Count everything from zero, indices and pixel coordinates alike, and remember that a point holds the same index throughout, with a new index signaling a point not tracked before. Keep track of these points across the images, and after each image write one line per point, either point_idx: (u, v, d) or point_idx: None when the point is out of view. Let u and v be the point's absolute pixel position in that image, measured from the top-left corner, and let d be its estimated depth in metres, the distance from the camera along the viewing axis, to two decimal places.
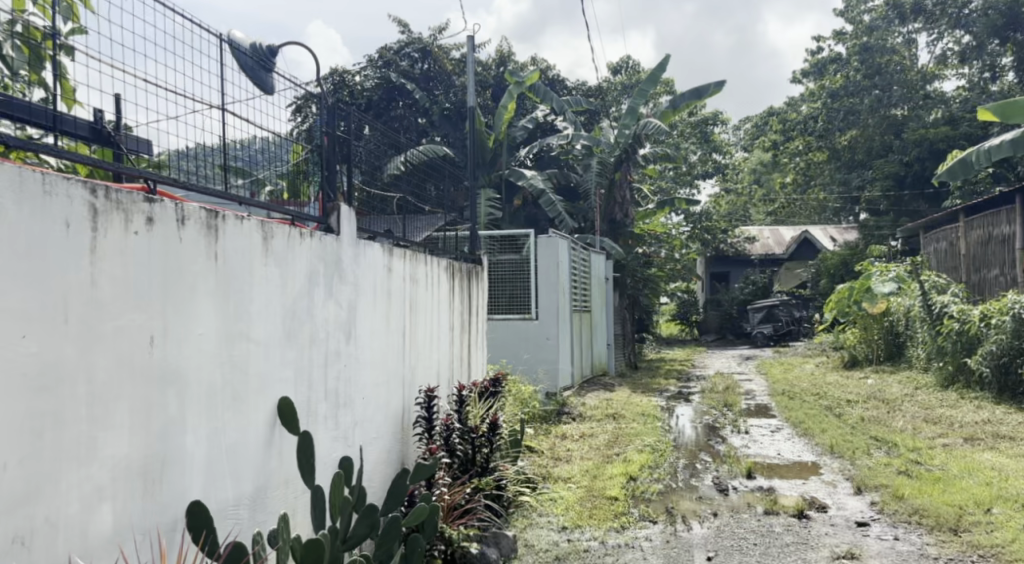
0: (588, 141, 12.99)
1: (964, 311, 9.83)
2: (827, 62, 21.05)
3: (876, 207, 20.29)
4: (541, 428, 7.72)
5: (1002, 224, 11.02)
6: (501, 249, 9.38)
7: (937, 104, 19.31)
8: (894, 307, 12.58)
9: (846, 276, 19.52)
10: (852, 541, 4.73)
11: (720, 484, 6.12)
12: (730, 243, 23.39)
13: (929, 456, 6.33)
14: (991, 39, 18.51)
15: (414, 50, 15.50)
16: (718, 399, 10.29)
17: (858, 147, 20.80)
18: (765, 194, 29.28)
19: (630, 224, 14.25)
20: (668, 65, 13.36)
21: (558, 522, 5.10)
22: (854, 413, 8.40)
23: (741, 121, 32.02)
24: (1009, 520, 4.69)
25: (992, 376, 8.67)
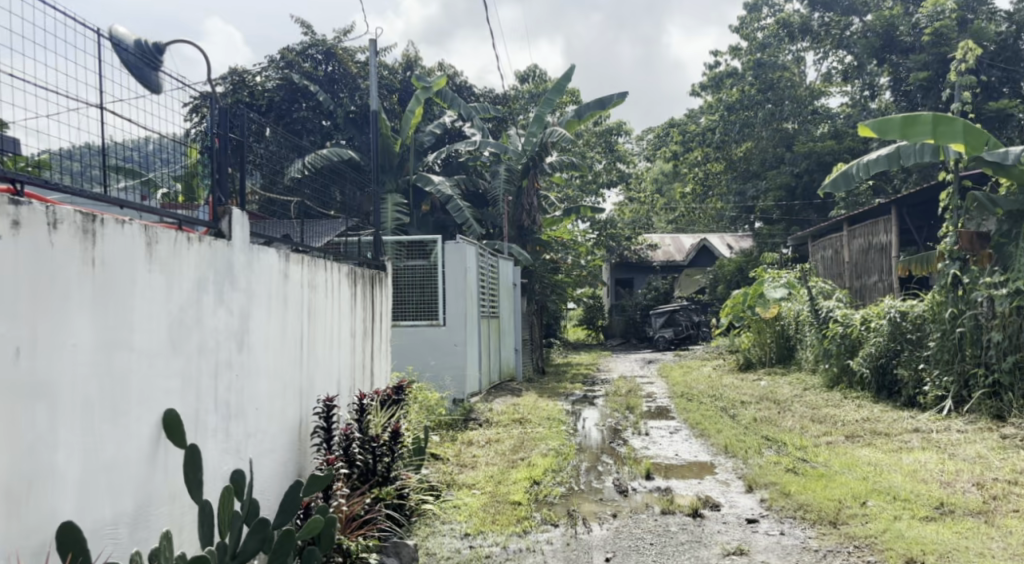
0: (495, 148, 13.19)
1: (847, 316, 10.41)
2: (724, 77, 21.95)
3: (770, 216, 21.26)
4: (447, 434, 7.69)
5: (881, 233, 11.75)
6: (410, 255, 9.24)
7: (825, 119, 20.55)
8: (785, 312, 13.21)
9: (742, 282, 20.35)
10: (742, 538, 4.93)
11: (621, 485, 6.26)
12: (634, 250, 24.02)
13: (813, 453, 6.66)
14: (871, 59, 19.62)
15: (317, 52, 15.19)
16: (621, 401, 10.53)
17: (753, 158, 21.59)
18: (667, 202, 30.23)
19: (538, 230, 14.36)
20: (573, 75, 13.62)
21: (460, 529, 5.09)
22: (747, 413, 8.77)
23: (644, 132, 32.98)
24: (882, 512, 5.00)
25: (870, 377, 9.21)
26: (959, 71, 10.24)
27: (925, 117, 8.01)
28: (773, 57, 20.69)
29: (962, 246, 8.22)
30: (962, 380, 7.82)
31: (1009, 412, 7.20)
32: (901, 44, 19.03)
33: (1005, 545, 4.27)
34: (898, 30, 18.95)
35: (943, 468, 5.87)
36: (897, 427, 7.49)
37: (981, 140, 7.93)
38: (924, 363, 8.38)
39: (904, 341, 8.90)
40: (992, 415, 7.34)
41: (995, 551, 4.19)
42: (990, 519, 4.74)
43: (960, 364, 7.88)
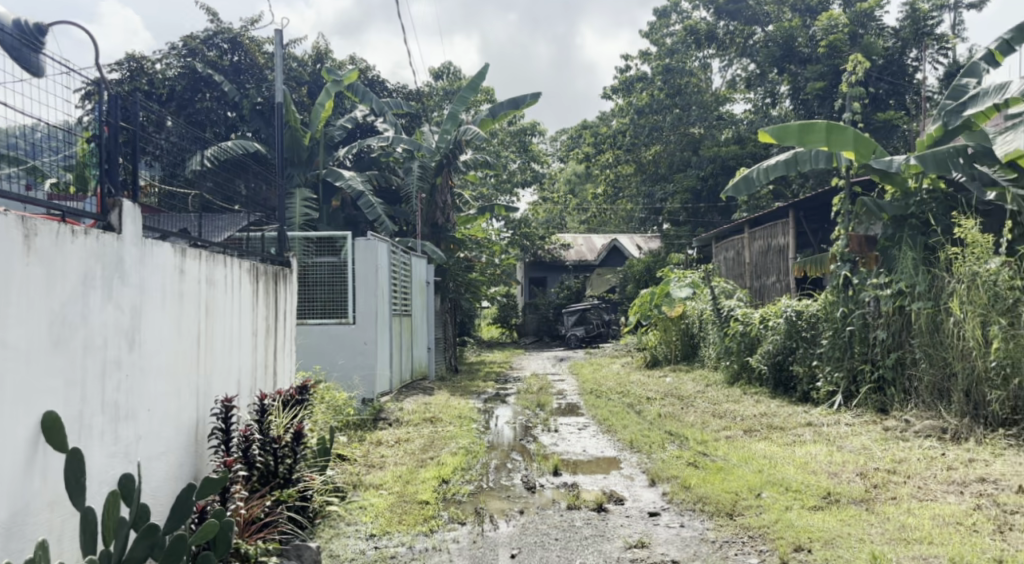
0: (409, 145, 13.05)
1: (747, 314, 10.81)
2: (635, 81, 22.45)
3: (677, 217, 21.95)
4: (355, 434, 7.56)
5: (779, 236, 12.29)
6: (319, 251, 9.08)
7: (728, 125, 21.21)
8: (689, 311, 13.61)
9: (650, 281, 20.87)
10: (644, 531, 5.06)
11: (529, 482, 6.30)
12: (547, 249, 24.29)
13: (713, 447, 6.90)
14: (772, 68, 20.50)
15: (222, 41, 14.68)
16: (531, 399, 10.60)
17: (661, 161, 22.24)
18: (579, 203, 30.72)
19: (452, 228, 14.23)
20: (487, 73, 13.64)
21: (365, 530, 5.02)
22: (652, 409, 9.01)
23: (558, 133, 33.45)
24: (775, 503, 5.23)
25: (768, 373, 9.67)
26: (851, 82, 10.78)
27: (819, 125, 8.42)
28: (681, 63, 21.32)
29: (853, 249, 8.69)
30: (851, 376, 8.26)
31: (891, 405, 7.67)
32: (799, 54, 20.00)
33: (883, 530, 4.53)
34: (797, 41, 19.87)
35: (831, 460, 6.18)
36: (791, 421, 7.84)
37: (869, 148, 8.36)
38: (817, 360, 8.81)
39: (799, 339, 9.33)
40: (876, 409, 7.80)
41: (874, 536, 4.44)
42: (870, 506, 5.03)
43: (849, 360, 8.33)
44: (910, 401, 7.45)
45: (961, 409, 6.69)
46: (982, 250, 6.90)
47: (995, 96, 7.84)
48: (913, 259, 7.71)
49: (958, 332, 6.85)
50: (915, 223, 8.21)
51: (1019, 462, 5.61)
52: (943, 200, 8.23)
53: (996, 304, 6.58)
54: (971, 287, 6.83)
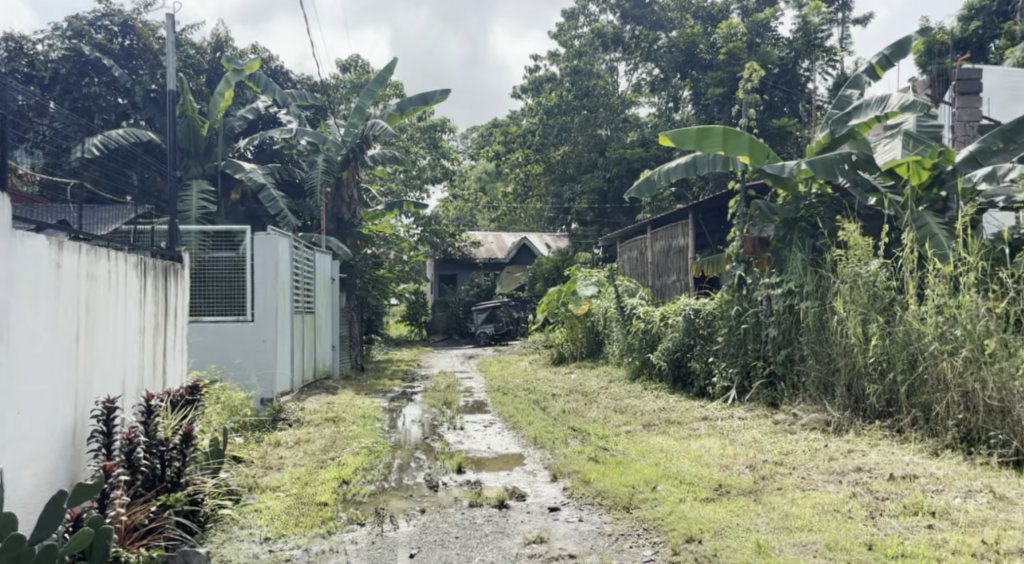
0: (313, 138, 12.74)
1: (648, 312, 11.09)
2: (543, 81, 22.70)
3: (584, 216, 22.10)
4: (252, 435, 7.31)
5: (679, 236, 12.67)
6: (215, 246, 8.70)
7: (634, 127, 21.78)
8: (595, 309, 13.85)
9: (558, 279, 21.14)
10: (543, 526, 5.11)
11: (431, 480, 6.26)
12: (457, 247, 24.28)
13: (613, 442, 7.03)
14: (675, 73, 21.27)
15: (112, 23, 13.95)
16: (438, 397, 10.54)
17: (569, 162, 22.44)
18: (490, 201, 30.82)
19: (358, 224, 13.95)
20: (396, 67, 13.51)
21: (260, 533, 4.87)
22: (557, 405, 9.13)
23: (469, 131, 33.50)
24: (669, 495, 5.38)
25: (667, 369, 9.98)
26: (747, 88, 11.21)
27: (716, 130, 8.71)
28: (589, 66, 21.71)
29: (748, 250, 9.03)
30: (745, 371, 8.61)
31: (781, 400, 8.03)
32: (701, 60, 20.88)
33: (768, 520, 4.73)
34: (698, 47, 20.67)
35: (723, 453, 6.42)
36: (688, 415, 8.09)
37: (763, 152, 8.75)
38: (713, 357, 9.14)
39: (697, 336, 9.65)
40: (767, 403, 8.15)
41: (760, 526, 4.64)
42: (757, 497, 5.25)
43: (743, 356, 8.69)
44: (798, 396, 7.82)
45: (843, 403, 7.07)
46: (862, 252, 7.26)
47: (876, 108, 8.38)
48: (802, 260, 8.10)
49: (841, 330, 7.23)
50: (805, 226, 8.61)
51: (892, 452, 5.97)
52: (831, 204, 8.69)
53: (874, 303, 6.97)
54: (853, 287, 7.19)
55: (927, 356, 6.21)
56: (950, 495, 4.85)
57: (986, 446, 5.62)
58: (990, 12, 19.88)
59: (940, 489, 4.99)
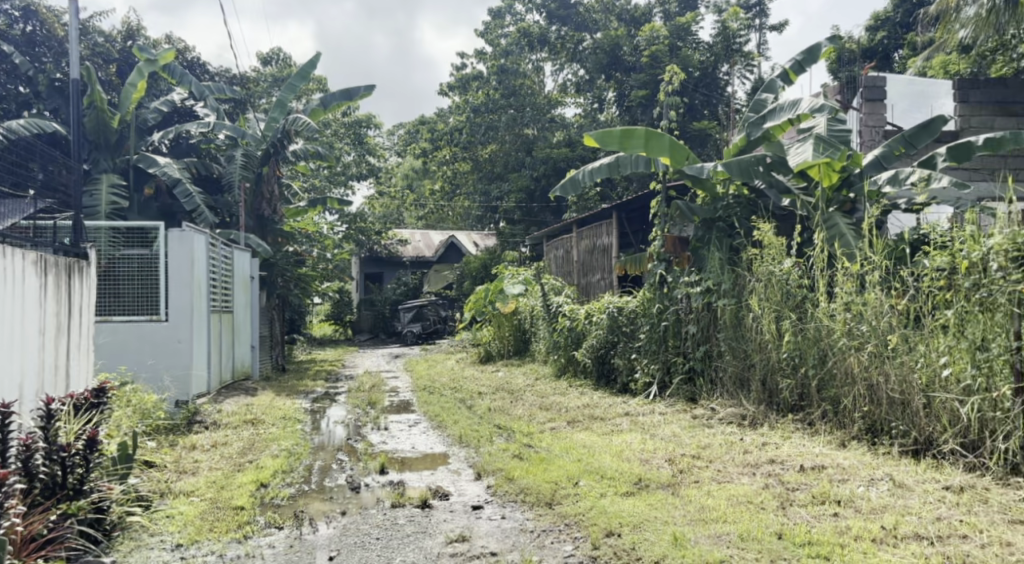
0: (231, 132, 12.51)
1: (574, 310, 11.21)
2: (470, 79, 22.64)
3: (512, 215, 22.25)
4: (165, 439, 7.05)
5: (603, 236, 12.85)
6: (127, 243, 8.42)
7: (559, 128, 22.09)
8: (522, 307, 13.93)
9: (486, 278, 21.14)
10: (465, 525, 5.09)
11: (353, 481, 6.16)
12: (384, 245, 24.03)
13: (537, 439, 7.09)
14: (599, 75, 21.67)
15: (12, 8, 13.27)
16: (362, 397, 10.40)
17: (497, 160, 22.51)
18: (417, 198, 30.66)
19: (279, 221, 13.59)
20: (318, 62, 13.28)
21: (171, 540, 4.69)
22: (482, 403, 9.13)
23: (395, 127, 33.29)
24: (591, 490, 5.45)
25: (591, 366, 10.13)
26: (668, 90, 11.44)
27: (638, 131, 8.86)
28: (514, 65, 21.84)
29: (669, 250, 9.34)
30: (666, 367, 8.82)
31: (700, 394, 8.26)
32: (624, 63, 21.35)
33: (686, 513, 4.84)
34: (622, 49, 21.22)
35: (644, 447, 6.54)
36: (611, 411, 8.22)
37: (682, 154, 8.97)
38: (635, 353, 9.33)
39: (620, 333, 9.83)
40: (687, 398, 8.37)
41: (677, 518, 4.74)
42: (675, 490, 5.37)
43: (664, 353, 8.90)
44: (715, 390, 8.05)
45: (758, 398, 7.33)
46: (776, 251, 7.50)
47: (789, 110, 8.66)
48: (719, 260, 8.33)
49: (756, 326, 7.48)
50: (722, 226, 8.88)
51: (803, 443, 6.22)
52: (747, 205, 8.98)
53: (787, 300, 7.21)
54: (767, 285, 7.43)
55: (836, 351, 6.47)
56: (854, 484, 5.07)
57: (888, 436, 5.91)
58: (894, 23, 20.91)
59: (846, 479, 5.22)
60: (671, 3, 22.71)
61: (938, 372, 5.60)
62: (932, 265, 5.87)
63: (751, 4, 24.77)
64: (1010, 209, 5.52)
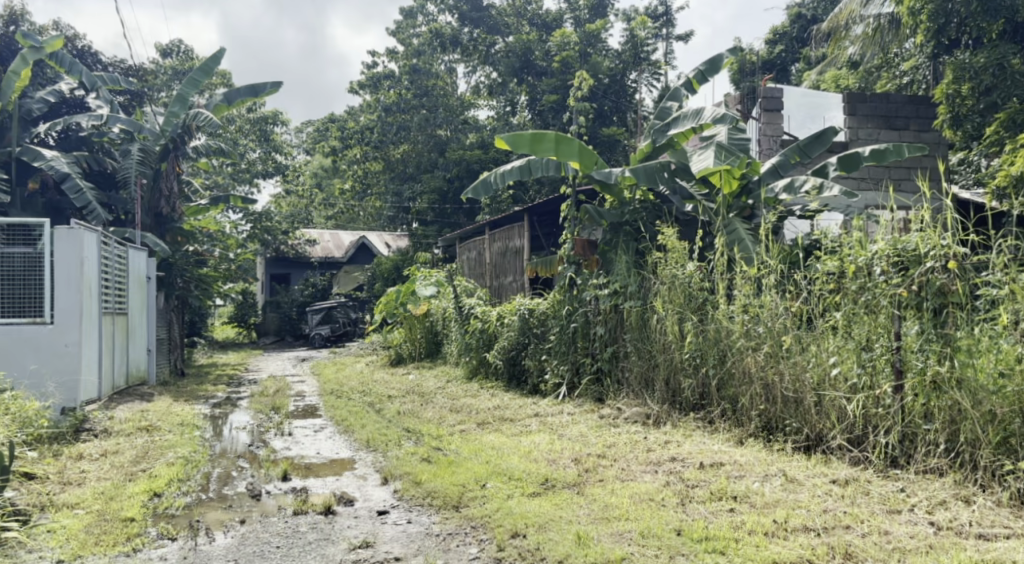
0: (127, 125, 11.94)
1: (485, 312, 11.22)
2: (381, 78, 22.31)
3: (424, 216, 22.09)
4: (49, 448, 6.64)
5: (516, 239, 12.92)
6: (9, 241, 7.97)
7: (472, 130, 22.17)
8: (434, 309, 13.83)
9: (398, 280, 20.88)
10: (370, 531, 5.01)
11: (253, 489, 5.96)
12: (291, 244, 23.42)
13: (446, 442, 7.06)
14: (512, 78, 21.77)
15: None
16: (266, 402, 10.10)
17: (410, 160, 22.26)
18: (326, 197, 30.13)
19: (178, 219, 13.04)
20: (222, 56, 12.86)
21: (52, 556, 4.43)
22: (391, 407, 9.01)
23: (304, 124, 32.69)
24: (498, 492, 5.47)
25: (503, 367, 10.18)
26: (578, 95, 11.61)
27: (549, 136, 8.95)
28: (427, 65, 21.80)
29: (578, 252, 9.52)
30: (575, 368, 8.96)
31: (607, 395, 8.42)
32: (535, 67, 21.56)
33: (590, 511, 4.92)
34: (533, 53, 21.38)
35: (551, 447, 6.62)
36: (521, 412, 8.29)
37: (592, 159, 9.14)
38: (546, 354, 9.44)
39: (531, 335, 9.92)
40: (595, 398, 8.52)
41: (582, 517, 4.80)
42: (580, 489, 5.44)
43: (573, 354, 9.04)
44: (622, 390, 8.22)
45: (662, 397, 7.53)
46: (679, 255, 7.71)
47: (692, 119, 8.95)
48: (626, 263, 8.52)
49: (660, 328, 7.68)
50: (629, 230, 9.10)
51: (703, 441, 6.44)
52: (652, 209, 9.22)
53: (689, 302, 7.41)
54: (671, 288, 7.63)
55: (734, 352, 6.71)
56: (749, 480, 5.27)
57: (782, 433, 6.18)
58: (791, 37, 21.89)
59: (742, 475, 5.41)
60: (581, 10, 23.12)
61: (827, 371, 5.87)
62: (823, 269, 6.14)
63: (659, 14, 25.45)
64: (892, 216, 5.84)
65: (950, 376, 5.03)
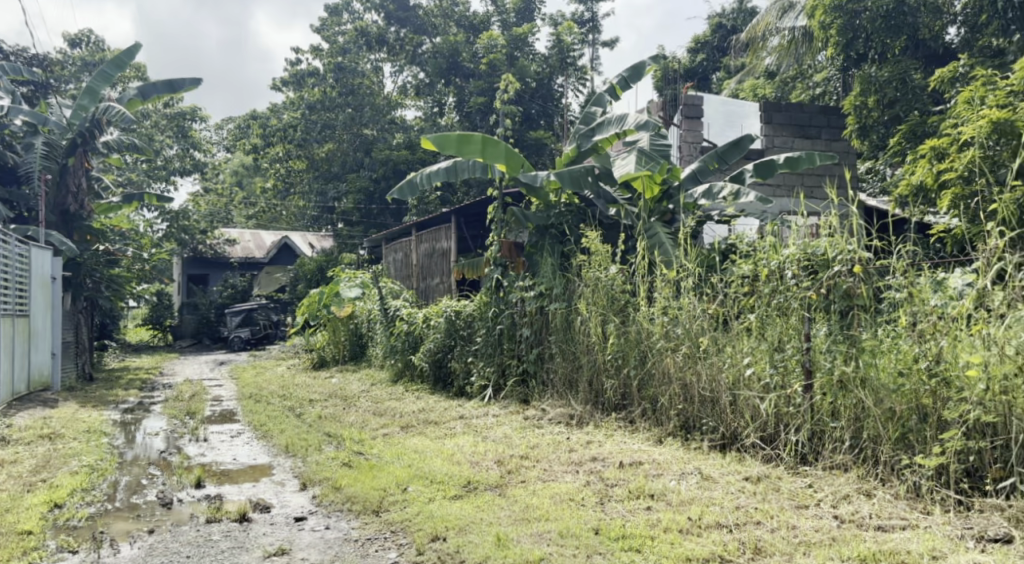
0: (30, 117, 11.73)
1: (411, 314, 11.12)
2: (306, 76, 22.08)
3: (349, 216, 21.87)
4: None
5: (443, 240, 12.88)
6: None
7: (399, 130, 22.00)
8: (358, 311, 13.64)
9: (322, 281, 20.51)
10: (286, 537, 4.90)
11: (164, 497, 5.74)
12: (210, 244, 22.74)
13: (368, 446, 6.96)
14: (439, 79, 21.72)
15: None
16: (180, 407, 9.75)
17: (335, 160, 21.94)
18: (247, 196, 29.40)
19: (87, 217, 12.55)
20: (137, 50, 12.48)
21: None
22: (313, 411, 8.83)
23: (225, 121, 31.86)
24: (419, 495, 5.42)
25: (429, 370, 10.11)
26: (505, 98, 11.67)
27: (476, 138, 8.92)
28: (352, 64, 21.54)
29: (504, 254, 9.53)
30: (501, 370, 8.99)
31: (532, 396, 8.47)
32: (463, 68, 21.60)
33: (511, 513, 4.93)
34: (461, 55, 21.44)
35: (474, 450, 6.61)
36: (445, 414, 8.25)
37: (518, 162, 9.17)
38: (472, 356, 9.42)
39: (456, 337, 9.89)
40: (520, 400, 8.57)
41: (502, 519, 4.81)
42: (503, 491, 5.46)
43: (500, 356, 9.05)
44: (547, 392, 8.28)
45: (585, 398, 7.62)
46: (602, 258, 7.81)
47: (616, 125, 9.09)
48: (552, 265, 8.59)
49: (584, 329, 7.78)
50: (554, 232, 9.18)
51: (624, 441, 6.54)
52: (577, 213, 9.34)
53: (612, 304, 7.52)
54: (595, 290, 7.73)
55: (654, 352, 6.84)
56: (667, 479, 5.38)
57: (699, 432, 6.34)
58: (712, 46, 22.51)
59: (660, 473, 5.53)
60: (509, 14, 23.27)
61: (742, 371, 6.04)
62: (738, 272, 6.32)
63: (585, 19, 25.76)
64: (803, 221, 6.03)
65: (855, 374, 5.22)
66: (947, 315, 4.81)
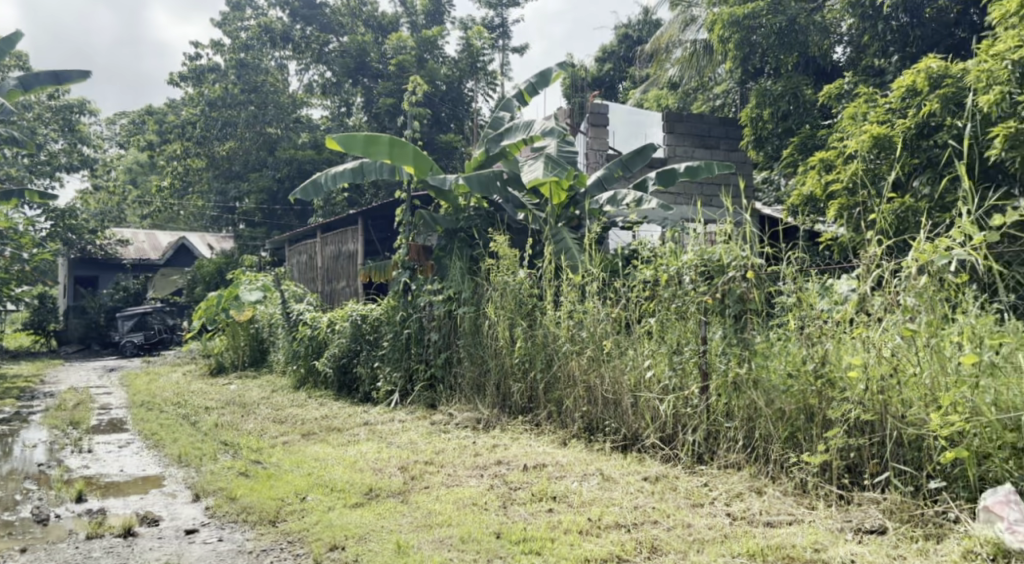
0: None
1: (314, 318, 10.84)
2: (206, 71, 21.41)
3: (251, 217, 21.36)
4: None
5: (350, 242, 12.65)
6: None
7: (304, 130, 21.50)
8: (259, 315, 13.21)
9: (221, 284, 19.78)
10: (174, 551, 4.67)
11: (40, 513, 5.38)
12: (100, 244, 21.57)
13: (267, 454, 6.73)
14: (347, 79, 21.37)
15: None
16: (63, 417, 9.18)
17: (236, 158, 21.23)
18: (142, 195, 28.10)
19: None
20: (18, 39, 11.68)
21: None
22: (209, 419, 8.48)
23: (118, 116, 30.37)
24: (318, 504, 5.27)
25: (333, 376, 9.89)
26: (412, 100, 11.56)
27: (384, 139, 8.78)
28: (255, 61, 20.97)
29: (412, 257, 9.43)
30: (407, 375, 8.89)
31: (439, 400, 8.42)
32: (371, 68, 21.35)
33: (412, 519, 4.86)
34: (369, 55, 21.20)
35: (378, 456, 6.50)
36: (350, 420, 8.08)
37: (426, 165, 9.10)
38: (378, 361, 9.26)
39: (362, 341, 9.71)
40: (427, 404, 8.49)
41: (403, 526, 4.74)
42: (405, 497, 5.39)
43: (407, 360, 8.95)
44: (454, 396, 8.25)
45: (492, 401, 7.62)
46: (510, 262, 7.84)
47: (523, 131, 9.16)
48: (460, 269, 8.57)
49: (491, 333, 7.78)
50: (462, 236, 9.15)
51: (530, 443, 6.58)
52: (485, 217, 9.36)
53: (519, 308, 7.55)
54: (502, 294, 7.75)
55: (560, 356, 6.92)
56: (569, 480, 5.43)
57: (602, 433, 6.45)
58: (618, 56, 23.05)
59: (563, 475, 5.57)
60: (418, 15, 23.23)
61: (643, 374, 6.18)
62: (640, 277, 6.45)
63: (495, 25, 25.89)
64: (701, 227, 6.20)
65: (747, 376, 5.42)
66: (832, 320, 5.06)
